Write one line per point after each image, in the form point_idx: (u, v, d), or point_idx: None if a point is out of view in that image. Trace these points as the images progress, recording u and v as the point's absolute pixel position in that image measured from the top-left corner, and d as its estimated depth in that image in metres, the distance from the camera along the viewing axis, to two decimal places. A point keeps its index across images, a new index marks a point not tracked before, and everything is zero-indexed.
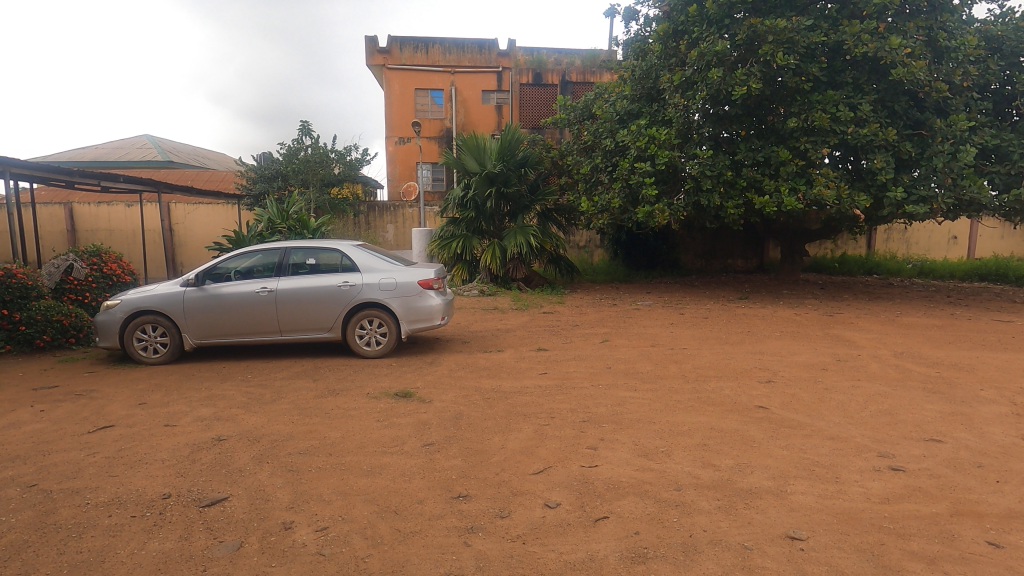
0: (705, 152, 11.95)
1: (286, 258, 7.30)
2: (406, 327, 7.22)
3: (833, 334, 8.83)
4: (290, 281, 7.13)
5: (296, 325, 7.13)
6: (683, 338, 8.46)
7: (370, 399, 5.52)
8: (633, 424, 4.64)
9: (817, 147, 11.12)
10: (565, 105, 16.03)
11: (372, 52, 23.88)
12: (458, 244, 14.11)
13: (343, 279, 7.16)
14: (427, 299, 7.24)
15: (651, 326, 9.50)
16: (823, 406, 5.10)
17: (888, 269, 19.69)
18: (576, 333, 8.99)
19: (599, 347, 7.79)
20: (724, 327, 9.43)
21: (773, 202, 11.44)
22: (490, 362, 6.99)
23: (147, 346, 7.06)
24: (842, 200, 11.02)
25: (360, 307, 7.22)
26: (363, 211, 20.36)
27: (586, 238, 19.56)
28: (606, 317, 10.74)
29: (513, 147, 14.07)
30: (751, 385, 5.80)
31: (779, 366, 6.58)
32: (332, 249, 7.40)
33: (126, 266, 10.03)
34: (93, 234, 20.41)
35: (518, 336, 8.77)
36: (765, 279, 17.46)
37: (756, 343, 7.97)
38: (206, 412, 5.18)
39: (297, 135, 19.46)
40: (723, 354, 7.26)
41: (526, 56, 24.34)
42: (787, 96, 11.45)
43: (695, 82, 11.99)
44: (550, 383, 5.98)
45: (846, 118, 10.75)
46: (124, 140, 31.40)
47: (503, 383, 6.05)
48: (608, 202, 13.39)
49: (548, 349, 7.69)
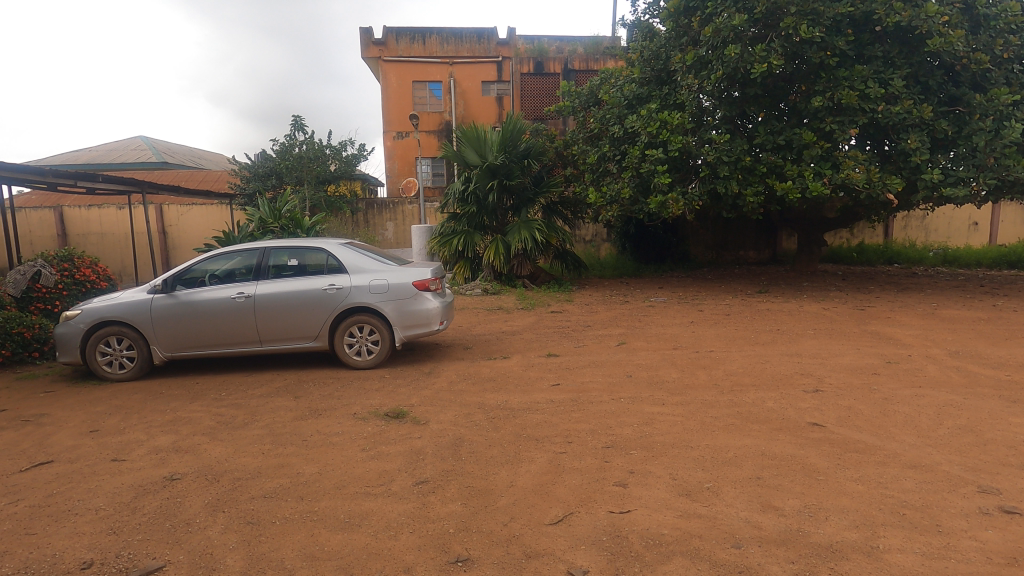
0: (721, 136, 11.14)
1: (266, 259, 6.57)
2: (401, 333, 6.47)
3: (871, 331, 8.02)
4: (270, 285, 6.40)
5: (279, 333, 6.39)
6: (708, 338, 7.68)
7: (358, 420, 4.78)
8: (667, 451, 3.88)
9: (844, 128, 10.29)
10: (569, 91, 15.17)
11: (367, 44, 23.09)
12: (459, 240, 13.38)
13: (329, 281, 6.42)
14: (423, 302, 6.50)
15: (669, 325, 8.73)
16: (890, 422, 4.30)
17: (909, 259, 18.86)
18: (588, 334, 8.21)
19: (616, 351, 7.01)
20: (750, 324, 8.62)
21: (796, 188, 10.62)
22: (495, 372, 6.23)
23: (112, 361, 6.31)
24: (872, 183, 10.20)
25: (349, 313, 6.48)
26: (361, 208, 19.71)
27: (592, 232, 18.96)
28: (620, 316, 9.96)
29: (515, 137, 13.28)
30: (796, 395, 5.01)
31: (823, 370, 5.80)
32: (318, 248, 6.66)
33: (101, 271, 9.34)
34: (85, 239, 19.88)
35: (524, 339, 8.00)
36: (781, 271, 16.67)
37: (791, 343, 7.18)
38: (163, 441, 4.44)
39: (290, 130, 18.71)
40: (756, 358, 6.46)
41: (527, 44, 23.51)
42: (810, 74, 10.61)
43: (709, 61, 11.17)
44: (564, 397, 5.22)
45: (876, 95, 9.92)
46: (119, 143, 30.85)
47: (510, 397, 5.28)
48: (617, 192, 12.60)
49: (560, 355, 6.91)
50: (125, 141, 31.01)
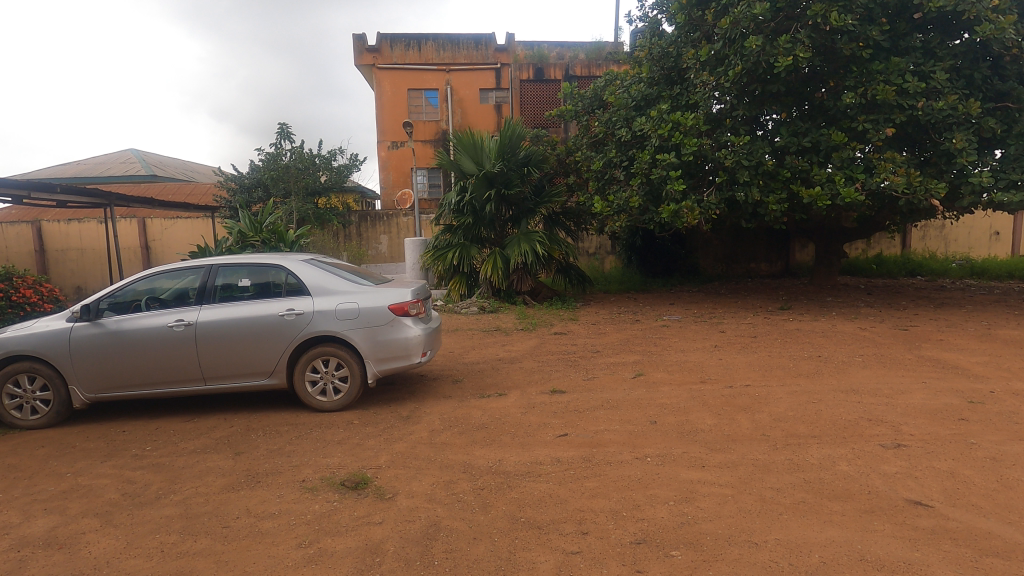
0: (740, 137, 10.14)
1: (212, 279, 5.49)
2: (375, 367, 5.36)
3: (928, 357, 6.91)
4: (216, 310, 5.31)
5: (227, 369, 5.28)
6: (739, 367, 6.55)
7: (305, 492, 3.64)
8: (723, 553, 2.75)
9: (879, 127, 9.26)
10: (571, 94, 14.17)
11: (360, 51, 22.27)
12: (454, 254, 12.31)
13: (288, 305, 5.33)
14: (400, 329, 5.40)
15: (690, 350, 7.62)
16: (1021, 501, 3.17)
17: (933, 271, 17.74)
18: (597, 363, 7.09)
19: (633, 386, 5.88)
20: (784, 349, 7.50)
21: (826, 195, 9.56)
22: (488, 416, 5.11)
23: (23, 405, 5.21)
24: (914, 188, 9.12)
25: (313, 343, 5.39)
26: (353, 221, 18.90)
27: (596, 243, 17.91)
28: (632, 338, 8.85)
29: (514, 143, 12.29)
30: (875, 454, 3.88)
31: (895, 414, 4.67)
32: (275, 266, 5.58)
33: (45, 290, 8.37)
34: (65, 255, 18.90)
35: (524, 369, 6.87)
36: (799, 285, 15.57)
37: (841, 375, 6.05)
38: (39, 528, 3.32)
39: (275, 139, 17.73)
40: (804, 396, 5.32)
41: (526, 51, 22.64)
42: (840, 68, 9.59)
43: (726, 56, 10.21)
44: (575, 455, 4.09)
45: (916, 89, 8.89)
46: (110, 156, 30.09)
47: (505, 456, 4.15)
48: (625, 201, 11.53)
49: (566, 391, 5.79)
50: (116, 155, 30.23)
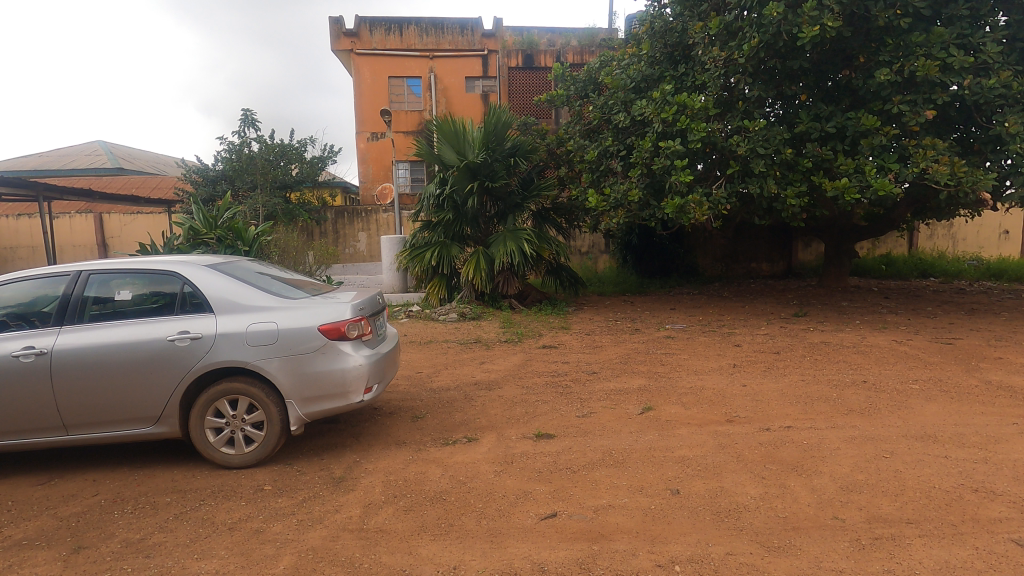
0: (755, 122, 8.86)
1: (80, 290, 4.11)
2: (299, 409, 4.02)
3: (996, 382, 5.68)
4: (81, 333, 3.94)
5: (95, 414, 3.92)
6: (771, 398, 5.24)
7: None
8: None
9: (917, 109, 8.01)
10: (562, 76, 12.76)
11: (337, 35, 20.75)
12: (431, 254, 10.92)
13: (180, 328, 3.96)
14: (334, 359, 4.03)
15: (705, 372, 6.33)
16: None
17: (946, 271, 16.58)
18: (595, 390, 5.78)
19: (643, 428, 4.57)
20: (818, 371, 6.25)
21: (854, 186, 8.27)
22: (450, 477, 3.77)
23: None
24: (959, 178, 7.88)
25: (216, 378, 4.02)
26: (328, 218, 17.80)
27: (589, 242, 16.69)
28: (634, 353, 7.58)
29: (500, 131, 10.94)
30: (1016, 563, 2.61)
31: (1005, 481, 3.40)
32: (168, 274, 4.18)
33: None
34: (11, 253, 17.28)
35: (503, 399, 5.51)
36: (807, 286, 14.39)
37: (903, 411, 4.78)
38: None
39: (239, 127, 16.21)
40: (870, 445, 4.05)
41: (515, 36, 21.25)
42: (872, 42, 8.35)
43: (740, 28, 8.94)
44: (568, 558, 2.77)
45: (962, 64, 7.68)
46: (76, 148, 28.45)
47: (466, 558, 2.82)
48: (623, 194, 10.22)
49: (557, 435, 4.48)
50: (81, 146, 28.54)
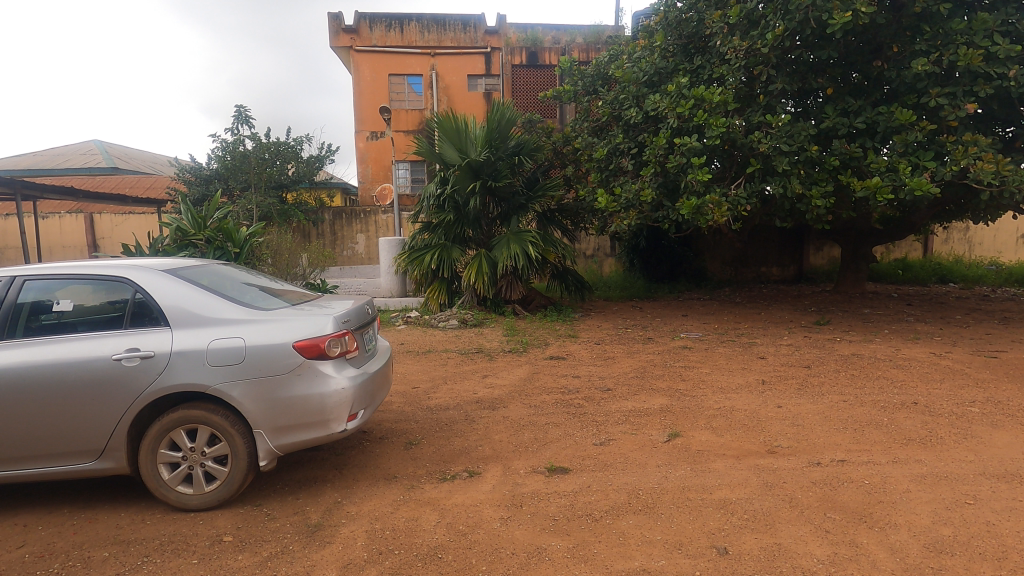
0: (779, 117, 8.23)
1: (13, 298, 3.50)
2: (271, 441, 3.40)
3: None
4: (9, 350, 3.33)
5: (26, 447, 3.32)
6: (814, 423, 4.60)
7: None
8: None
9: (957, 101, 7.39)
10: (569, 71, 12.19)
11: (336, 32, 20.19)
12: (431, 257, 10.30)
13: (127, 345, 3.33)
14: (313, 381, 3.41)
15: (733, 389, 5.70)
16: None
17: (965, 277, 15.92)
18: (612, 410, 5.15)
19: (672, 461, 3.93)
20: (858, 389, 5.61)
21: (887, 186, 7.62)
22: (448, 525, 3.14)
23: None
24: (1004, 177, 7.26)
25: (172, 404, 3.40)
26: (325, 219, 17.19)
27: (594, 244, 16.08)
28: (651, 366, 6.95)
29: (504, 127, 10.34)
30: None
31: None
32: (117, 281, 3.56)
33: None
34: None
35: (508, 422, 4.86)
36: (823, 291, 13.75)
37: (971, 441, 4.14)
38: None
39: (232, 124, 15.60)
40: (946, 487, 3.41)
41: (519, 33, 20.68)
42: (907, 31, 7.77)
43: (762, 16, 8.35)
44: None
45: (1008, 53, 7.07)
46: (70, 147, 27.87)
47: None
48: (635, 194, 9.59)
49: (573, 469, 3.85)
50: (76, 146, 27.98)
